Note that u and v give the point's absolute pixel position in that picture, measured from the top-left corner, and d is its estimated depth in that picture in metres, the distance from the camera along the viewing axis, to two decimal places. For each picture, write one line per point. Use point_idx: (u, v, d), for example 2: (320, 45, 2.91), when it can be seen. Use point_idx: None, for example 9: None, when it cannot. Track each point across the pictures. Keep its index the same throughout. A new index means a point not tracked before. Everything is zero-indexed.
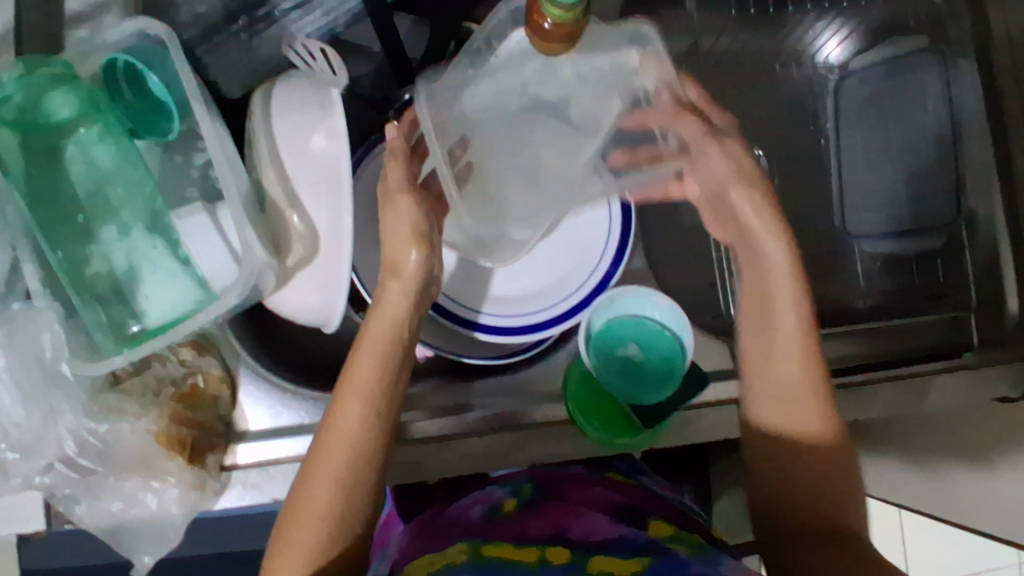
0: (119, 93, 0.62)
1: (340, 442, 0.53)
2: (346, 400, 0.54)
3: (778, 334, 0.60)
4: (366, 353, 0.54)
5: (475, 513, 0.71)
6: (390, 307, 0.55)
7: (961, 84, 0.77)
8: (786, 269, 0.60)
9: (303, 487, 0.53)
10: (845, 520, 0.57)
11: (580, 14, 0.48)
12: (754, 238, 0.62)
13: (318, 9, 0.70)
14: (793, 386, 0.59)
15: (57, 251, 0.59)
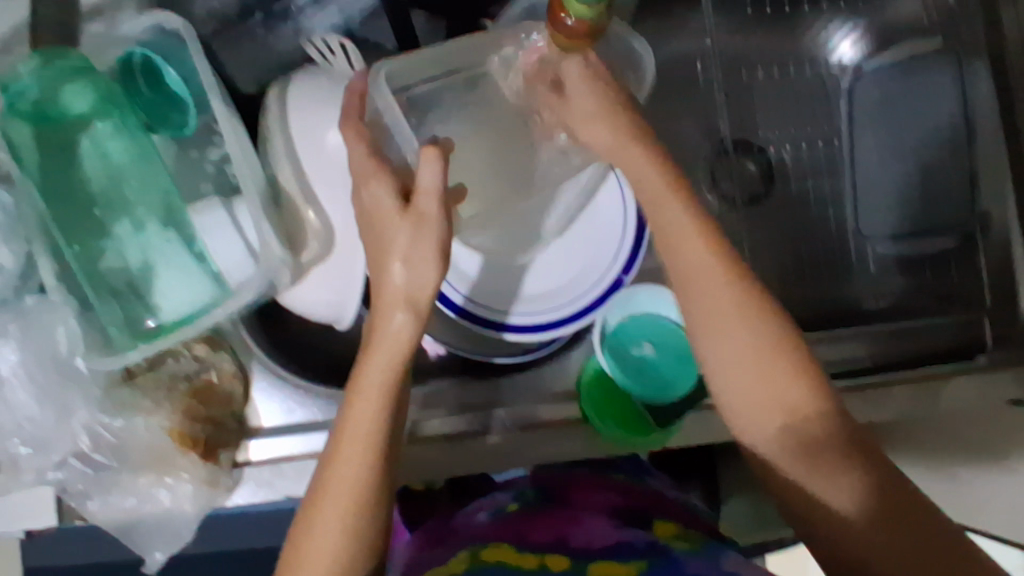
0: (135, 89, 0.62)
1: (343, 483, 0.50)
2: (348, 436, 0.51)
3: (717, 316, 0.53)
4: (366, 386, 0.51)
5: (479, 517, 0.71)
6: (392, 337, 0.51)
7: (975, 84, 0.76)
8: (701, 254, 0.53)
9: (308, 528, 0.50)
10: (892, 500, 0.49)
11: (601, 11, 0.48)
12: (677, 237, 0.54)
13: (333, 4, 0.69)
14: (761, 367, 0.52)
15: (73, 245, 0.58)
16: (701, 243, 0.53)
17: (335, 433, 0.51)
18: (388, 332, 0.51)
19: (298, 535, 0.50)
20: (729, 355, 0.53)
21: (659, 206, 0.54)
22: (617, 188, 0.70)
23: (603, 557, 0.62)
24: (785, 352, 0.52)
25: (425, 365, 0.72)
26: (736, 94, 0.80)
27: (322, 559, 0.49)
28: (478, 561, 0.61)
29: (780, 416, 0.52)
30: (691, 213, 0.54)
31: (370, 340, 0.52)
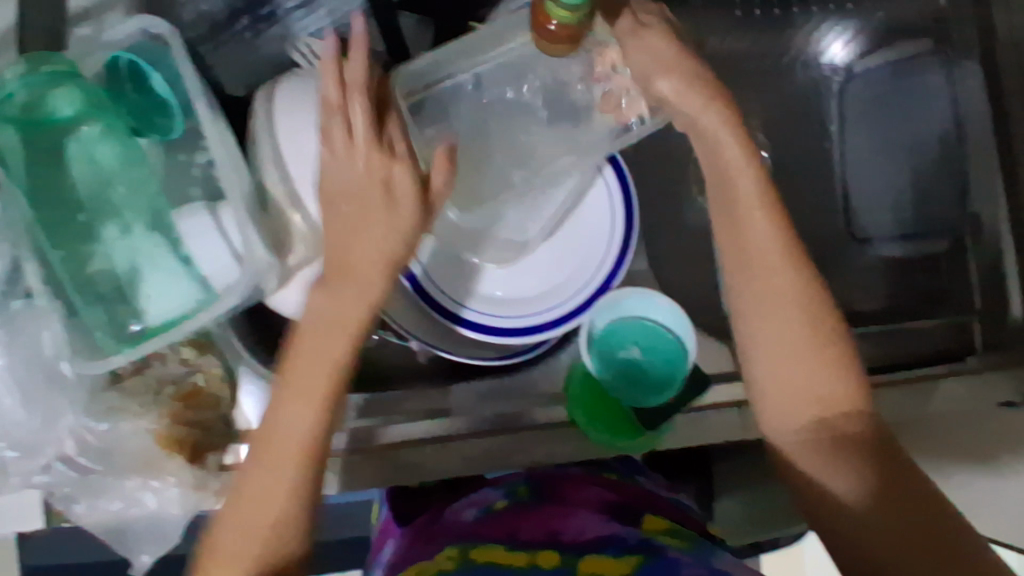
0: (122, 94, 0.62)
1: (286, 447, 0.55)
2: (293, 405, 0.55)
3: (771, 298, 0.55)
4: (315, 361, 0.55)
5: (469, 514, 0.72)
6: (340, 313, 0.54)
7: (966, 85, 0.77)
8: (767, 233, 0.55)
9: (251, 485, 0.55)
10: (905, 495, 0.51)
11: (584, 15, 0.48)
12: (743, 214, 0.56)
13: (321, 8, 0.69)
14: (803, 354, 0.54)
15: (58, 250, 0.59)
16: (767, 222, 0.55)
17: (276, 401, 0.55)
18: (340, 309, 0.54)
19: (241, 492, 0.55)
20: (778, 339, 0.55)
21: (727, 177, 0.56)
22: (605, 191, 0.70)
23: (593, 551, 0.62)
24: (832, 342, 0.55)
25: (412, 371, 0.72)
26: (728, 96, 0.80)
27: (254, 538, 0.54)
28: (468, 561, 0.61)
29: (812, 398, 0.54)
30: (760, 190, 0.56)
31: (320, 312, 0.55)
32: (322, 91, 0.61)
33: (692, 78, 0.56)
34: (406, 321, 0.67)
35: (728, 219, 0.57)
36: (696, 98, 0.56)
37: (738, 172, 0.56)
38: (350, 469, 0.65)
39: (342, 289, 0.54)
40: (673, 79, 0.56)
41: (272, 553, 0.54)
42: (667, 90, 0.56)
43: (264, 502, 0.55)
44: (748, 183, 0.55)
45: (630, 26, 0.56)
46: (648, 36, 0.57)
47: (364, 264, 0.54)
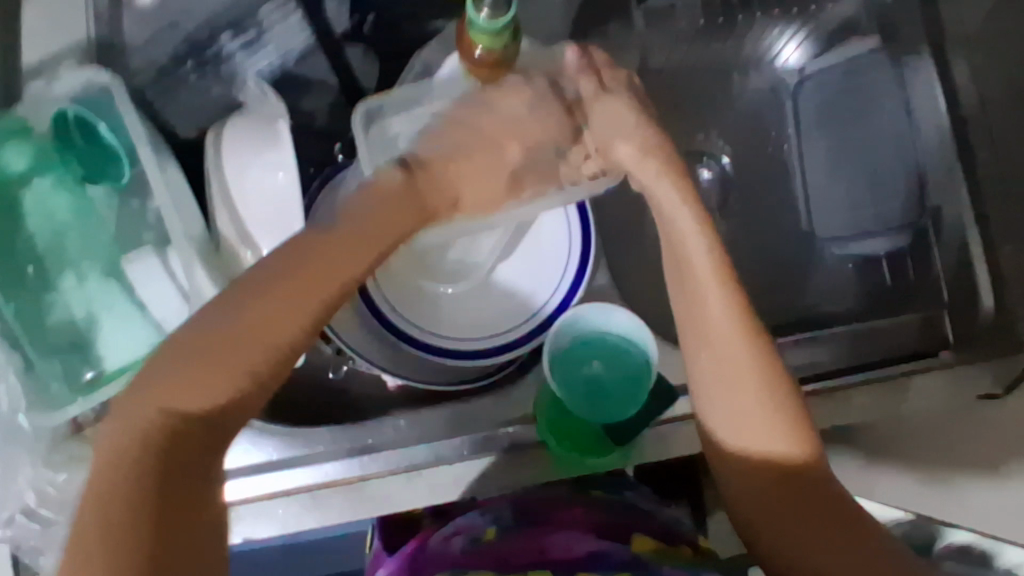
0: (70, 141, 0.62)
1: (227, 369, 0.41)
2: (263, 328, 0.42)
3: (720, 355, 0.53)
4: (289, 308, 0.43)
5: (456, 545, 0.68)
6: (336, 271, 0.45)
7: (915, 80, 0.76)
8: (718, 299, 0.53)
9: (188, 380, 0.40)
10: (861, 548, 0.51)
11: (509, 39, 0.49)
12: (697, 285, 0.54)
13: (266, 45, 0.70)
14: (748, 409, 0.53)
15: (11, 303, 0.59)
16: (718, 294, 0.53)
17: (219, 319, 0.42)
18: (341, 262, 0.45)
19: (169, 384, 0.40)
20: (728, 391, 0.53)
21: (681, 246, 0.54)
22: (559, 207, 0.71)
23: (583, 570, 0.62)
24: (781, 398, 0.53)
25: (384, 398, 0.73)
26: (684, 107, 0.81)
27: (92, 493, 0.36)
28: None
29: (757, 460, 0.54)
30: (715, 260, 0.53)
31: (304, 269, 0.44)
32: (267, 127, 0.62)
33: (651, 144, 0.56)
34: (367, 352, 0.68)
35: (681, 283, 0.55)
36: (652, 166, 0.55)
37: (687, 232, 0.54)
38: (318, 504, 0.66)
39: (338, 249, 0.45)
40: (631, 141, 0.56)
41: (180, 449, 0.39)
42: (626, 155, 0.56)
43: (192, 397, 0.40)
44: (702, 256, 0.53)
45: (593, 89, 0.57)
46: (611, 101, 0.57)
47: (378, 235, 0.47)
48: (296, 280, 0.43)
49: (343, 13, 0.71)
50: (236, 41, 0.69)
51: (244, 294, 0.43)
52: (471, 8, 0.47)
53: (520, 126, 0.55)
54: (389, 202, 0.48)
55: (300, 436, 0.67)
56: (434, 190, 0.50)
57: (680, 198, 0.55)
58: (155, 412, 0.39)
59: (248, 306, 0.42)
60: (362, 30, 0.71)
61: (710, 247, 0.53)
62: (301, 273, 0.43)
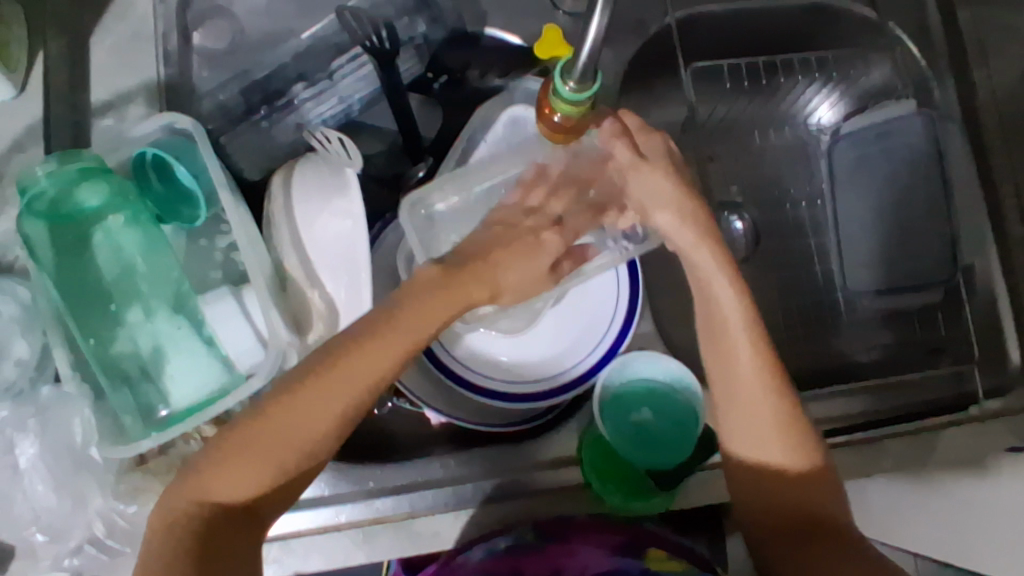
0: (148, 186, 0.65)
1: (264, 465, 0.52)
2: (282, 435, 0.51)
3: (750, 402, 0.59)
4: (319, 412, 0.52)
5: (474, 556, 0.67)
6: (363, 372, 0.52)
7: (950, 144, 0.79)
8: (750, 357, 0.58)
9: (217, 478, 0.51)
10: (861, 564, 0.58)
11: (588, 109, 0.51)
12: (731, 344, 0.59)
13: (334, 95, 0.73)
14: (773, 443, 0.59)
15: (89, 338, 0.62)
16: (749, 354, 0.58)
17: (267, 412, 0.51)
18: (382, 357, 0.52)
19: (205, 476, 0.51)
20: (757, 432, 0.60)
21: (716, 309, 0.59)
22: None
23: None
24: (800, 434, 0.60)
25: (426, 435, 0.74)
26: (720, 159, 0.84)
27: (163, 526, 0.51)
28: None
29: (768, 476, 0.61)
30: (746, 322, 0.58)
31: (330, 376, 0.51)
32: (336, 174, 0.64)
33: (687, 212, 0.59)
34: (420, 391, 0.70)
35: (712, 338, 0.60)
36: (689, 234, 0.59)
37: (720, 295, 0.59)
38: (369, 538, 0.67)
39: (363, 349, 0.52)
40: (670, 212, 0.59)
41: (218, 532, 0.51)
42: (664, 224, 0.59)
43: (227, 490, 0.52)
44: (735, 319, 0.58)
45: (630, 155, 0.58)
46: (650, 167, 0.58)
47: (407, 332, 0.53)
48: (339, 374, 0.51)
49: (413, 66, 0.73)
50: (307, 89, 0.73)
51: (293, 398, 0.51)
52: (559, 79, 0.49)
53: (550, 213, 0.59)
54: (430, 290, 0.53)
55: (349, 472, 0.69)
56: (468, 280, 0.54)
57: (717, 262, 0.59)
58: (187, 502, 0.51)
59: (279, 417, 0.51)
60: (430, 87, 0.74)
61: (741, 311, 0.58)
62: (345, 374, 0.51)
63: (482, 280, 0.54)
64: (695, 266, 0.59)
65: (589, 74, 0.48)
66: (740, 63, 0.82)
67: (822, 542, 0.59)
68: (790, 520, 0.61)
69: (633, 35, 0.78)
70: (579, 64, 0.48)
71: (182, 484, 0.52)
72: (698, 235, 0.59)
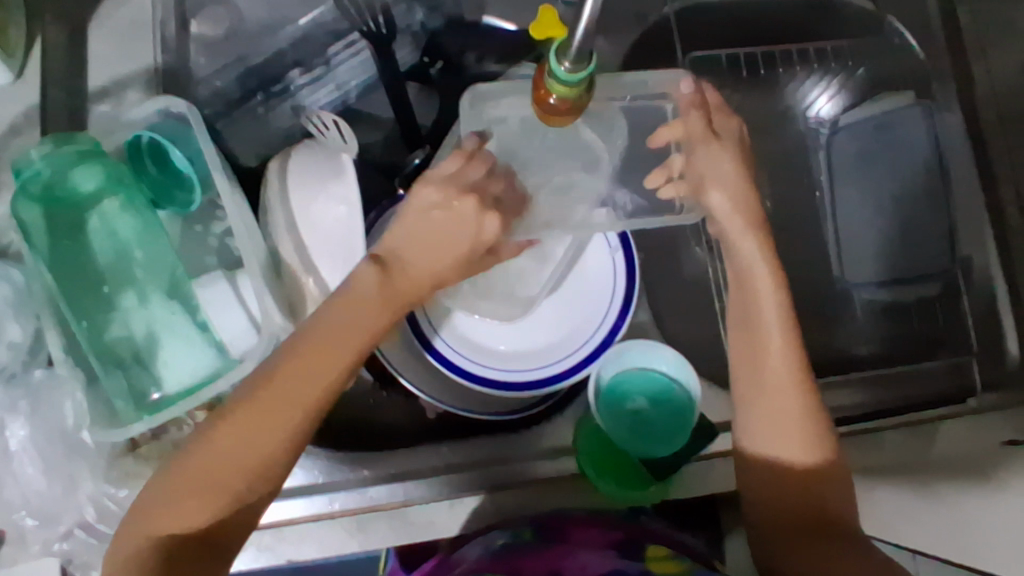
0: (143, 170, 0.65)
1: (211, 491, 0.52)
2: (225, 458, 0.52)
3: (773, 393, 0.61)
4: (260, 429, 0.52)
5: (472, 552, 0.65)
6: (307, 374, 0.53)
7: (948, 137, 0.80)
8: (782, 349, 0.61)
9: (168, 509, 0.51)
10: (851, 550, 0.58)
11: (584, 91, 0.51)
12: (765, 333, 0.62)
13: (330, 82, 0.74)
14: (785, 439, 0.61)
15: (82, 321, 0.61)
16: (783, 346, 0.62)
17: (207, 438, 0.52)
18: (322, 360, 0.53)
19: (155, 513, 0.51)
20: (772, 427, 0.61)
21: (755, 303, 0.62)
22: (605, 244, 0.73)
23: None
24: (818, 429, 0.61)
25: (421, 425, 0.74)
26: None
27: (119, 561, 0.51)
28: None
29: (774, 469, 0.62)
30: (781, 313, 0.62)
31: (273, 389, 0.52)
32: (332, 159, 0.64)
33: (739, 197, 0.62)
34: (415, 379, 0.71)
35: (747, 328, 0.63)
36: (737, 220, 0.63)
37: (762, 286, 0.62)
38: (362, 527, 0.66)
39: (302, 357, 0.53)
40: (726, 192, 0.62)
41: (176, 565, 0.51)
42: (716, 203, 0.62)
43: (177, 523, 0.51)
44: (771, 311, 0.62)
45: (702, 129, 0.61)
46: (717, 145, 0.62)
47: (338, 335, 0.54)
48: (282, 380, 0.53)
49: (409, 54, 0.74)
50: (304, 76, 0.73)
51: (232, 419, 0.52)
52: (553, 58, 0.49)
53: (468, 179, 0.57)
54: (364, 288, 0.55)
55: (344, 461, 0.69)
56: (399, 278, 0.56)
57: (762, 255, 0.62)
58: (143, 532, 0.51)
59: (217, 443, 0.52)
60: (428, 73, 0.74)
61: (780, 303, 0.62)
62: (281, 385, 0.53)
63: (414, 275, 0.57)
64: (737, 249, 0.63)
65: (585, 54, 0.48)
66: (740, 52, 0.82)
67: (818, 531, 0.60)
68: (793, 517, 0.61)
69: (632, 26, 0.79)
70: (573, 43, 0.47)
71: (138, 520, 0.52)
72: (745, 220, 0.63)
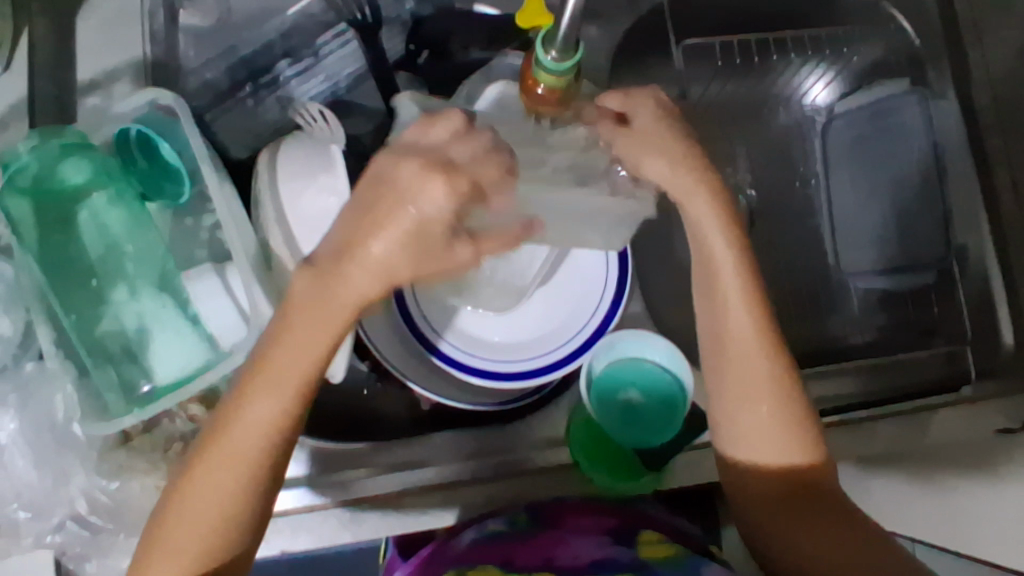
0: (132, 161, 0.64)
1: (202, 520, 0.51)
2: (212, 489, 0.51)
3: (744, 372, 0.59)
4: (236, 452, 0.51)
5: (467, 537, 0.70)
6: (273, 381, 0.51)
7: (943, 123, 0.79)
8: (745, 315, 0.59)
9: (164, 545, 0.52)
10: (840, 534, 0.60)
11: (571, 82, 0.52)
12: (725, 299, 0.59)
13: (319, 74, 0.73)
14: (766, 424, 0.59)
15: (72, 314, 0.61)
16: (746, 311, 0.59)
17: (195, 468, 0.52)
18: (285, 365, 0.51)
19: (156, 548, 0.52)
20: (747, 409, 0.60)
21: (714, 269, 0.59)
22: None
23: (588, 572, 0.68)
24: (796, 413, 0.60)
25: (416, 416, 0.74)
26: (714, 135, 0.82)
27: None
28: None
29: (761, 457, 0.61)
30: (742, 284, 0.59)
31: (210, 464, 0.51)
32: (322, 150, 0.64)
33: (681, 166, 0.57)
34: (410, 373, 0.69)
35: (708, 298, 0.60)
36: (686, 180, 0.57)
37: (716, 248, 0.59)
38: (356, 519, 0.67)
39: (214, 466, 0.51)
40: (663, 162, 0.57)
41: None
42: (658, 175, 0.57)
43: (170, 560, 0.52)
44: (730, 275, 0.59)
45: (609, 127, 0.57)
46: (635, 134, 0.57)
47: (295, 339, 0.51)
48: (250, 398, 0.51)
49: (397, 44, 0.74)
50: (293, 67, 0.72)
51: (209, 447, 0.52)
52: (541, 49, 0.50)
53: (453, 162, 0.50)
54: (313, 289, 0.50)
55: (337, 453, 0.69)
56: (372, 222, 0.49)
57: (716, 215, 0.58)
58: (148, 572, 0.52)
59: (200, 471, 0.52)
60: (415, 62, 0.74)
61: (738, 266, 0.59)
62: (250, 399, 0.51)
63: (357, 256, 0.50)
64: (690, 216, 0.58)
65: (571, 42, 0.49)
66: (731, 40, 0.81)
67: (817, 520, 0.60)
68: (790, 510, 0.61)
69: (625, 14, 0.79)
70: (560, 31, 0.48)
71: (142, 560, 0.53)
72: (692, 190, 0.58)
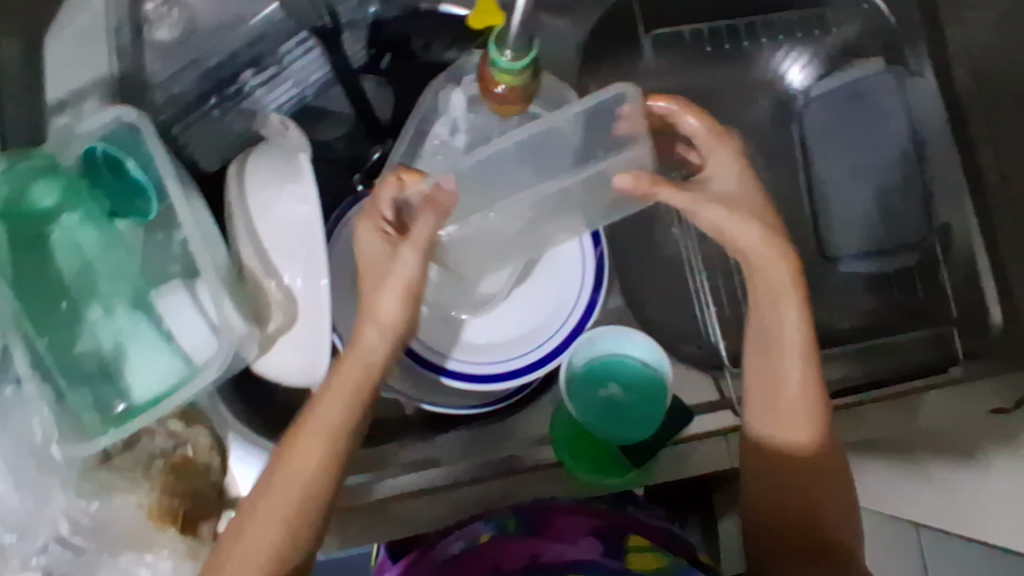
0: (99, 177, 0.64)
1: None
2: (254, 551, 0.53)
3: (788, 383, 0.61)
4: (277, 513, 0.54)
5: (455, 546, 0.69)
6: (310, 445, 0.54)
7: (920, 103, 0.78)
8: (797, 321, 0.60)
9: None
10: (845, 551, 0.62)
11: (530, 78, 0.52)
12: (775, 306, 0.60)
13: (284, 83, 0.73)
14: (794, 437, 0.62)
15: (45, 338, 0.60)
16: (795, 313, 0.60)
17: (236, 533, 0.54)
18: (321, 427, 0.55)
19: None
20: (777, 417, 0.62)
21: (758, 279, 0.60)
22: None
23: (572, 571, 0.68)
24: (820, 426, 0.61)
25: (398, 420, 0.72)
26: None
27: None
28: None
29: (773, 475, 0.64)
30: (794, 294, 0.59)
31: (253, 523, 0.53)
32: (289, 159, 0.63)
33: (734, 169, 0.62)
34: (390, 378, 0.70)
35: (756, 307, 0.62)
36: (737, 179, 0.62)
37: (758, 244, 0.59)
38: (341, 524, 0.67)
39: (258, 521, 0.53)
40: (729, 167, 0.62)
41: None
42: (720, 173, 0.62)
43: None
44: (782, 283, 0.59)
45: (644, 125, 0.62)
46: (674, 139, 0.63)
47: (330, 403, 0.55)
48: (291, 461, 0.54)
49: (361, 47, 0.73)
50: (256, 77, 0.72)
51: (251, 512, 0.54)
52: (495, 49, 0.50)
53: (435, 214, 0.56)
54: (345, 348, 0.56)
55: None
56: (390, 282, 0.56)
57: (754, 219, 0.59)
58: None
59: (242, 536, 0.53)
60: (378, 66, 0.74)
61: (790, 274, 0.59)
62: (290, 463, 0.54)
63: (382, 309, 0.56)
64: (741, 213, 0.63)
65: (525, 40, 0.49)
66: (701, 27, 0.81)
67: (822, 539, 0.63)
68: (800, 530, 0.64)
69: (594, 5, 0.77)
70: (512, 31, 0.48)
71: None
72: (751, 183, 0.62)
